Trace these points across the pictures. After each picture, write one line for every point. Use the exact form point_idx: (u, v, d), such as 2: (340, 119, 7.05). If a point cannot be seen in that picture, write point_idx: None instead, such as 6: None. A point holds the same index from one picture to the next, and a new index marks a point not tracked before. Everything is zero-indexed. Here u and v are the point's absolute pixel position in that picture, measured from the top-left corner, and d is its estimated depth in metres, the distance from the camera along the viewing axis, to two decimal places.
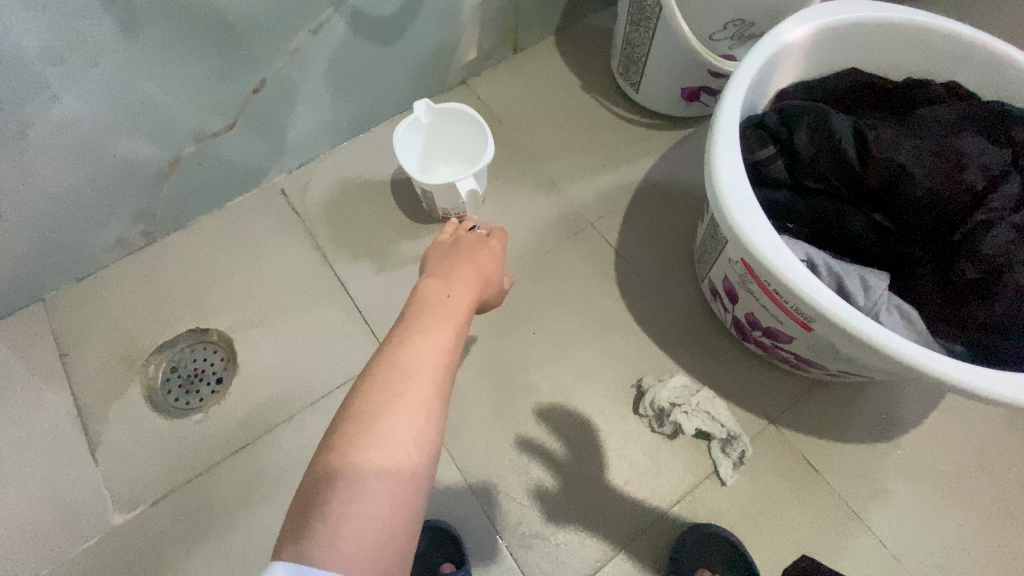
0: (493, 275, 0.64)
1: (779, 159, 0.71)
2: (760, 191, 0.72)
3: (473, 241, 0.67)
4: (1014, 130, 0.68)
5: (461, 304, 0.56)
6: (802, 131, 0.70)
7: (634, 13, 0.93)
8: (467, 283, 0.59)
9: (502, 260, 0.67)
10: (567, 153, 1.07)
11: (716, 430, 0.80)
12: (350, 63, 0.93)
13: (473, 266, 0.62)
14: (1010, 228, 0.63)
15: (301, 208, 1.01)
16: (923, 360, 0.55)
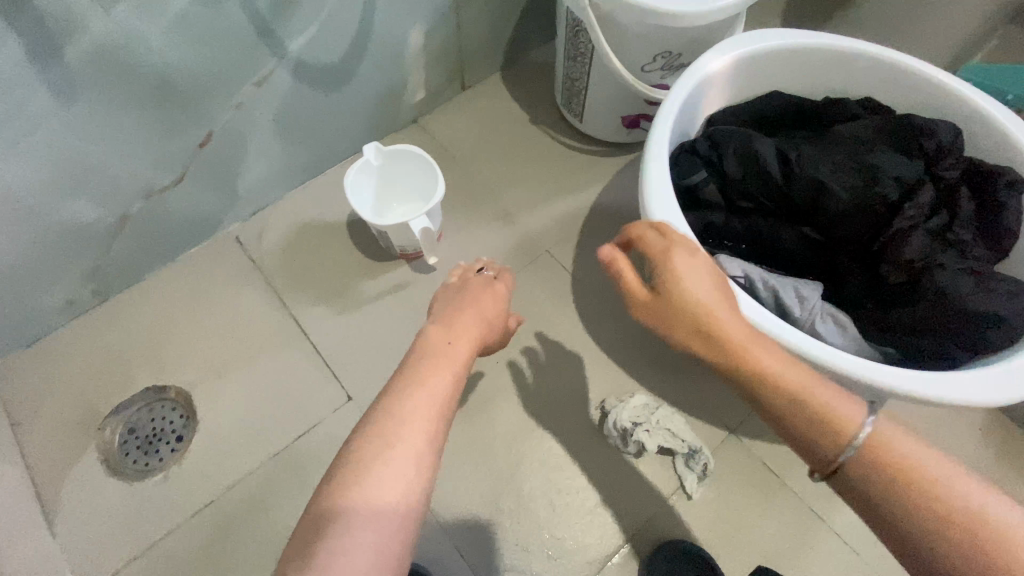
0: (497, 318, 0.66)
1: (711, 182, 0.75)
2: (696, 213, 0.76)
3: (479, 284, 0.69)
4: (925, 140, 0.72)
5: (461, 348, 0.58)
6: (730, 155, 0.74)
7: (570, 50, 0.98)
8: (468, 329, 0.60)
9: (506, 302, 0.68)
10: (520, 184, 1.10)
11: (678, 445, 0.82)
12: (297, 112, 0.94)
13: (476, 308, 0.64)
14: (926, 234, 0.66)
15: (257, 255, 1.01)
16: (850, 366, 0.58)
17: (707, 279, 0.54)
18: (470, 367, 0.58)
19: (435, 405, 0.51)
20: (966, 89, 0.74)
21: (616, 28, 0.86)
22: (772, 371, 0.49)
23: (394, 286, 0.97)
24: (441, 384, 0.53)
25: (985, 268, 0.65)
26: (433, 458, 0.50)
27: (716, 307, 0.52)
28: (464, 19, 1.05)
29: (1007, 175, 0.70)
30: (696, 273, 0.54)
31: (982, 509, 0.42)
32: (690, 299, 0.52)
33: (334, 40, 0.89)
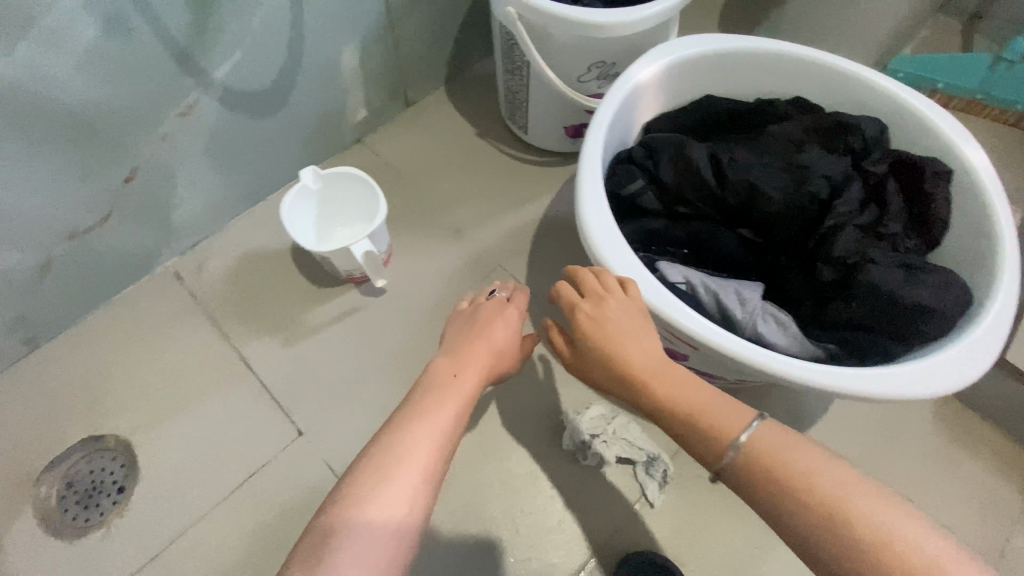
0: (508, 344, 0.67)
1: (649, 190, 0.75)
2: (636, 221, 0.76)
3: (493, 309, 0.70)
4: (852, 137, 0.73)
5: (469, 377, 0.60)
6: (665, 162, 0.74)
7: (507, 63, 0.97)
8: (478, 358, 0.62)
9: (518, 327, 0.69)
10: (470, 199, 1.08)
11: (636, 454, 0.82)
12: (230, 141, 0.91)
13: (487, 335, 0.65)
14: (856, 230, 0.68)
15: (198, 290, 0.97)
16: (785, 368, 0.58)
17: (610, 325, 0.58)
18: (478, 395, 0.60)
19: (440, 431, 0.54)
20: (888, 83, 0.75)
21: (547, 41, 0.86)
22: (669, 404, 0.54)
23: (343, 312, 0.94)
24: (449, 411, 0.56)
25: (914, 260, 0.67)
26: (435, 478, 0.52)
27: (619, 354, 0.56)
28: (400, 36, 1.04)
29: (932, 165, 0.71)
30: (601, 323, 0.58)
31: (859, 517, 0.42)
32: (595, 348, 0.58)
33: (262, 65, 0.86)
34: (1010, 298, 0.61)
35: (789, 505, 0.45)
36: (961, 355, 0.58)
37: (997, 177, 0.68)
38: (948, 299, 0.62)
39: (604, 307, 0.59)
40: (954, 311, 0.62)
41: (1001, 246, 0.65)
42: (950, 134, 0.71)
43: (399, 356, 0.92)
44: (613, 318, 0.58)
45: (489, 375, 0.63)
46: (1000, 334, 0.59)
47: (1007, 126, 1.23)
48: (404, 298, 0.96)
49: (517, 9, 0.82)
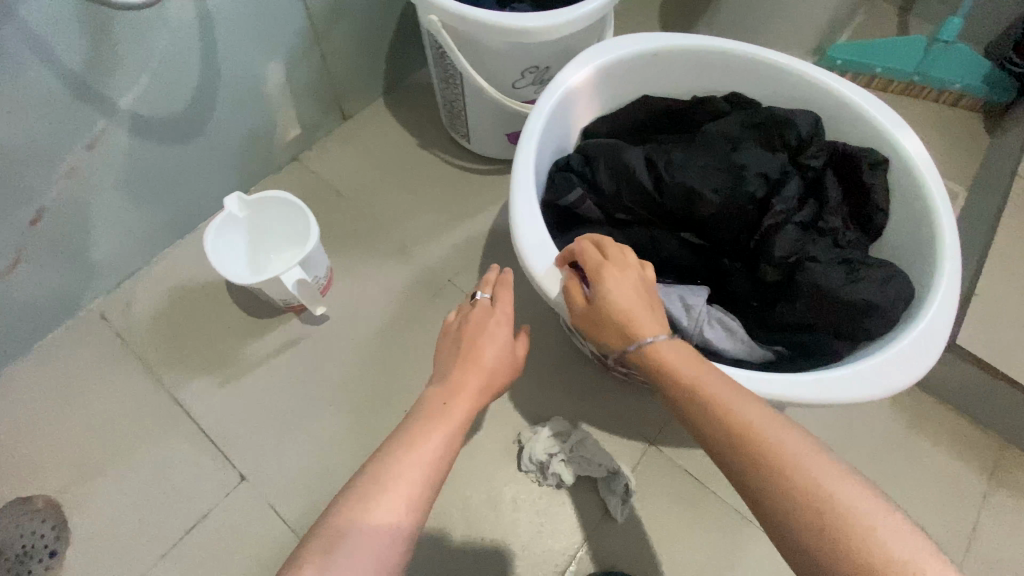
0: (504, 357, 0.60)
1: (588, 198, 0.73)
2: (577, 231, 0.74)
3: (478, 318, 0.61)
4: (787, 133, 0.72)
5: (461, 404, 0.55)
6: (602, 169, 0.72)
7: (440, 72, 0.93)
8: (469, 379, 0.56)
9: (508, 334, 0.60)
10: (414, 213, 1.04)
11: (596, 470, 0.79)
12: (148, 171, 0.86)
13: (477, 353, 0.58)
14: (796, 228, 0.67)
15: (127, 331, 0.91)
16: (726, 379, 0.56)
17: (629, 289, 0.53)
18: (473, 420, 0.55)
19: (424, 466, 0.50)
20: (820, 75, 0.74)
21: (476, 48, 0.82)
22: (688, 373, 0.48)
23: (285, 343, 0.90)
24: (436, 442, 0.52)
25: (856, 254, 0.66)
26: (426, 499, 0.49)
27: (643, 321, 0.51)
28: (328, 49, 0.99)
29: (869, 156, 0.70)
30: (625, 287, 0.53)
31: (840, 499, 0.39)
32: (619, 313, 0.52)
33: (174, 88, 0.81)
34: (952, 288, 0.60)
35: (783, 493, 0.40)
36: (909, 349, 0.57)
37: (933, 164, 0.68)
38: (890, 294, 0.61)
39: (624, 272, 0.54)
40: (897, 304, 0.61)
41: (940, 234, 0.64)
42: (884, 122, 0.70)
43: (346, 385, 0.88)
44: (633, 285, 0.53)
45: (488, 394, 0.58)
46: (944, 326, 0.58)
47: (945, 106, 1.25)
48: (350, 324, 0.92)
49: (441, 17, 0.78)
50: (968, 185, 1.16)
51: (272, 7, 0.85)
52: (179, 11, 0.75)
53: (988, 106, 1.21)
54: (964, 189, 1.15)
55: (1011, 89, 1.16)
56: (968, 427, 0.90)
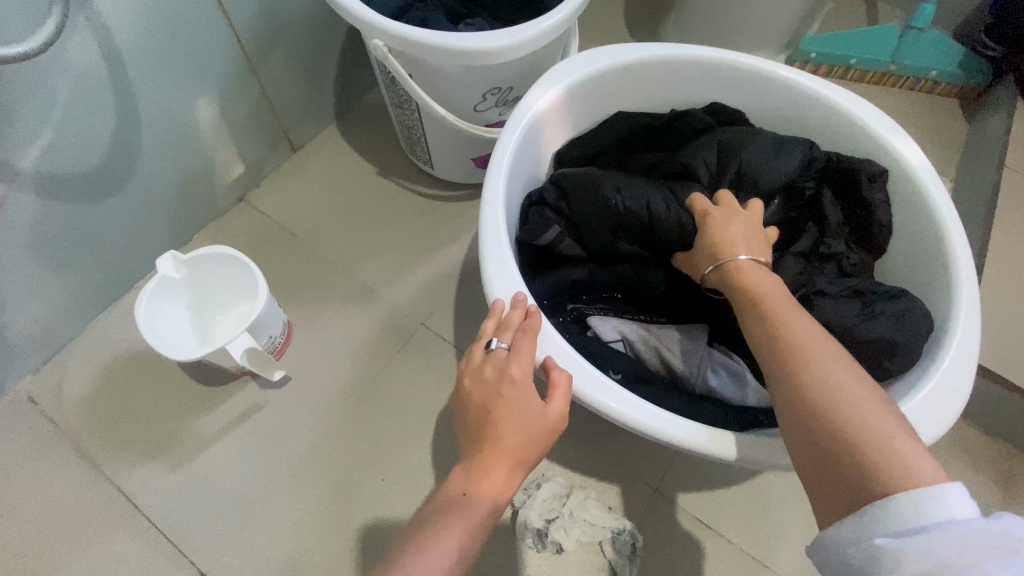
0: (535, 425, 0.47)
1: (566, 237, 0.66)
2: (557, 274, 0.67)
3: (491, 377, 0.49)
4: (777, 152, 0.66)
5: (486, 494, 0.44)
6: (578, 203, 0.64)
7: (393, 97, 0.84)
8: (488, 466, 0.45)
9: (528, 401, 0.47)
10: (378, 249, 0.94)
11: (598, 532, 0.72)
12: (66, 233, 0.75)
13: (496, 431, 0.46)
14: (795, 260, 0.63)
15: (60, 414, 0.81)
16: (732, 450, 0.50)
17: (732, 221, 0.55)
18: (500, 512, 0.46)
19: (444, 574, 0.41)
20: (808, 81, 0.68)
21: (429, 72, 0.74)
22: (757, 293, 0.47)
23: (243, 413, 0.81)
24: (449, 543, 0.42)
25: (867, 284, 0.60)
26: None
27: (739, 246, 0.53)
28: (266, 76, 0.89)
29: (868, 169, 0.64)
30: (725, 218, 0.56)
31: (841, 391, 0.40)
32: (714, 238, 0.54)
33: (89, 142, 0.71)
34: (972, 318, 0.54)
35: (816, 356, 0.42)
36: (935, 395, 0.50)
37: (936, 173, 0.62)
38: (908, 328, 0.55)
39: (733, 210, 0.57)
40: (917, 339, 0.55)
41: (953, 254, 0.58)
42: (881, 130, 0.64)
43: (315, 454, 0.79)
44: (739, 221, 0.55)
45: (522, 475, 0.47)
46: (970, 364, 0.52)
47: (922, 93, 1.21)
48: (314, 383, 0.83)
49: (385, 41, 0.69)
50: (952, 176, 1.12)
51: (193, 39, 0.76)
52: (80, 54, 0.65)
53: (965, 91, 1.17)
54: (949, 180, 1.11)
55: (987, 73, 1.12)
56: (972, 437, 0.87)
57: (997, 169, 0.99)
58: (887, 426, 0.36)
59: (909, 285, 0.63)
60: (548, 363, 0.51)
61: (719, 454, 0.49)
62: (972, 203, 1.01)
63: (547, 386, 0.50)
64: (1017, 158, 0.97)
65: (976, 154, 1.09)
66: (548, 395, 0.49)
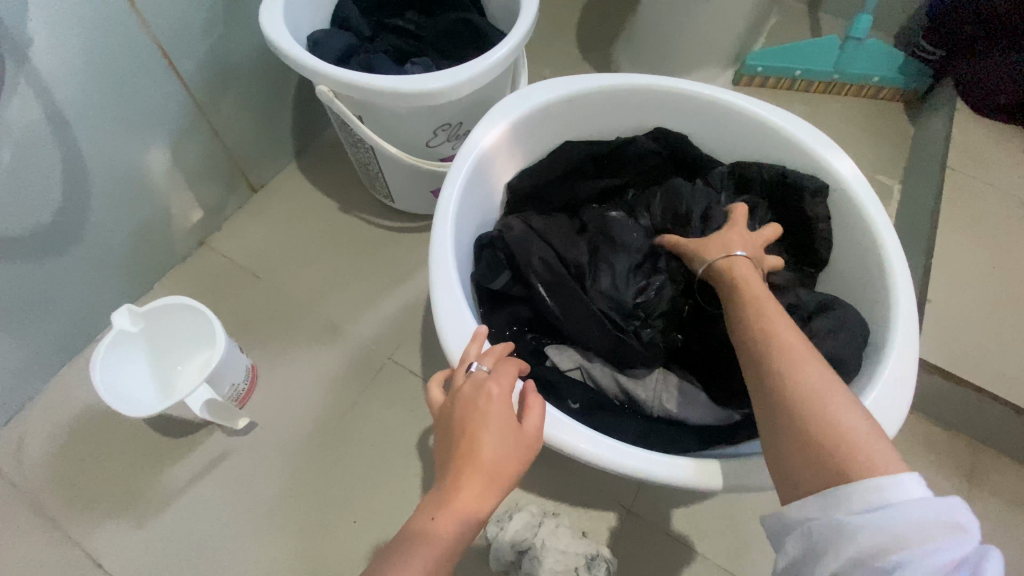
0: (514, 442, 0.44)
1: (515, 285, 0.67)
2: (508, 318, 0.68)
3: (467, 395, 0.46)
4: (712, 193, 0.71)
5: (459, 515, 0.40)
6: (528, 257, 0.66)
7: (347, 137, 0.85)
8: (465, 485, 0.41)
9: (507, 418, 0.45)
10: (342, 286, 0.94)
11: (573, 559, 0.70)
12: (18, 293, 0.74)
13: (474, 446, 0.43)
14: None
15: (19, 477, 0.79)
16: (690, 475, 0.50)
17: (748, 235, 0.59)
18: (472, 537, 0.41)
19: None
20: (740, 99, 0.70)
21: (378, 113, 0.75)
22: (768, 299, 0.48)
23: (209, 464, 0.80)
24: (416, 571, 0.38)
25: (800, 303, 0.63)
26: None
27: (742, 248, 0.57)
28: (220, 120, 0.89)
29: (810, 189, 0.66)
30: (736, 231, 0.59)
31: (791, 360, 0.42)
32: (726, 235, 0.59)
33: (35, 200, 0.71)
34: (910, 327, 0.56)
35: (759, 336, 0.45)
36: (879, 406, 0.52)
37: (869, 185, 0.64)
38: (846, 341, 0.57)
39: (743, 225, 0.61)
40: (857, 349, 0.57)
41: (889, 260, 0.59)
42: (814, 145, 0.66)
43: (286, 500, 0.78)
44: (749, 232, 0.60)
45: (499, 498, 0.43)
46: (912, 369, 0.53)
47: (867, 99, 1.25)
48: (281, 426, 0.83)
49: (331, 87, 0.70)
50: (900, 178, 1.16)
51: (140, 91, 0.76)
52: (21, 116, 0.66)
53: (908, 95, 1.22)
54: (897, 182, 1.15)
55: (927, 76, 1.17)
56: (935, 435, 0.89)
57: (939, 169, 1.03)
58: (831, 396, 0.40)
59: (852, 294, 0.65)
60: (525, 386, 0.49)
61: (676, 479, 0.50)
62: (918, 205, 1.05)
63: (522, 407, 0.48)
64: (957, 158, 1.01)
65: (921, 155, 1.13)
66: (522, 414, 0.47)
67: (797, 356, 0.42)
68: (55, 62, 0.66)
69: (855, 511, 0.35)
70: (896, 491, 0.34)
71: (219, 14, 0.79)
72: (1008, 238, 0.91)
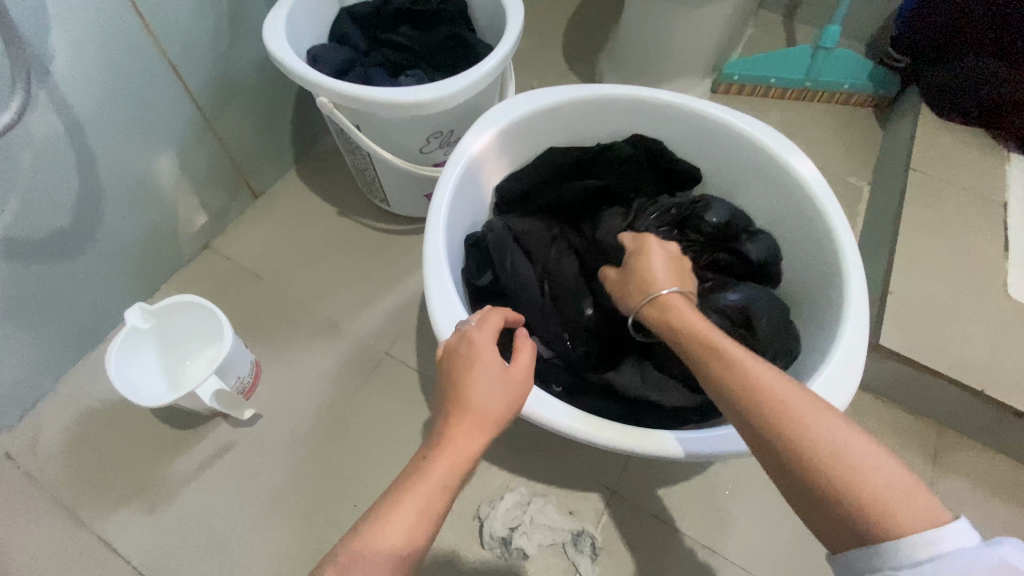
0: (500, 380, 0.48)
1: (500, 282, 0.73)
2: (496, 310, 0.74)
3: (456, 347, 0.51)
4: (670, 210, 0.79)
5: (448, 453, 0.44)
6: (510, 255, 0.71)
7: (345, 145, 0.90)
8: (457, 423, 0.45)
9: (493, 361, 0.49)
10: (340, 285, 0.99)
11: (559, 535, 0.78)
12: (36, 293, 0.79)
13: (463, 388, 0.47)
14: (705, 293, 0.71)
15: (36, 468, 0.83)
16: (661, 444, 0.54)
17: (661, 254, 0.56)
18: (466, 477, 0.44)
19: (412, 529, 0.40)
20: (709, 108, 0.75)
21: (375, 122, 0.80)
22: (725, 342, 0.45)
23: (216, 453, 0.85)
24: (413, 503, 0.41)
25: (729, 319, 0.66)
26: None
27: (665, 282, 0.53)
28: (224, 129, 0.94)
29: (741, 227, 0.77)
30: (653, 257, 0.56)
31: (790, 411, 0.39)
32: (645, 274, 0.55)
33: (52, 204, 0.75)
34: (861, 313, 0.61)
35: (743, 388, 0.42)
36: (831, 385, 0.57)
37: (828, 185, 0.69)
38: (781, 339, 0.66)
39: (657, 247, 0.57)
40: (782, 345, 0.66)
41: (843, 255, 0.65)
42: (777, 149, 0.72)
43: (290, 486, 0.83)
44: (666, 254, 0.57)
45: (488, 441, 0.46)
46: (862, 352, 0.59)
47: (839, 105, 1.32)
48: (285, 417, 0.88)
49: (331, 98, 0.76)
50: (869, 179, 1.22)
51: (150, 102, 0.81)
52: (41, 126, 0.70)
53: (877, 100, 1.28)
54: (866, 183, 1.21)
55: (893, 83, 1.24)
56: (900, 419, 0.95)
57: (903, 170, 1.10)
58: (843, 442, 0.37)
59: (812, 283, 0.71)
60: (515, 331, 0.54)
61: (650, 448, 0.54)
62: (884, 204, 1.11)
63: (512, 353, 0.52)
64: (920, 160, 1.07)
65: (887, 157, 1.20)
66: (512, 356, 0.51)
67: (796, 414, 0.39)
68: (73, 77, 0.71)
69: (908, 567, 0.33)
70: (947, 541, 0.33)
71: (224, 30, 0.85)
72: (966, 235, 0.98)
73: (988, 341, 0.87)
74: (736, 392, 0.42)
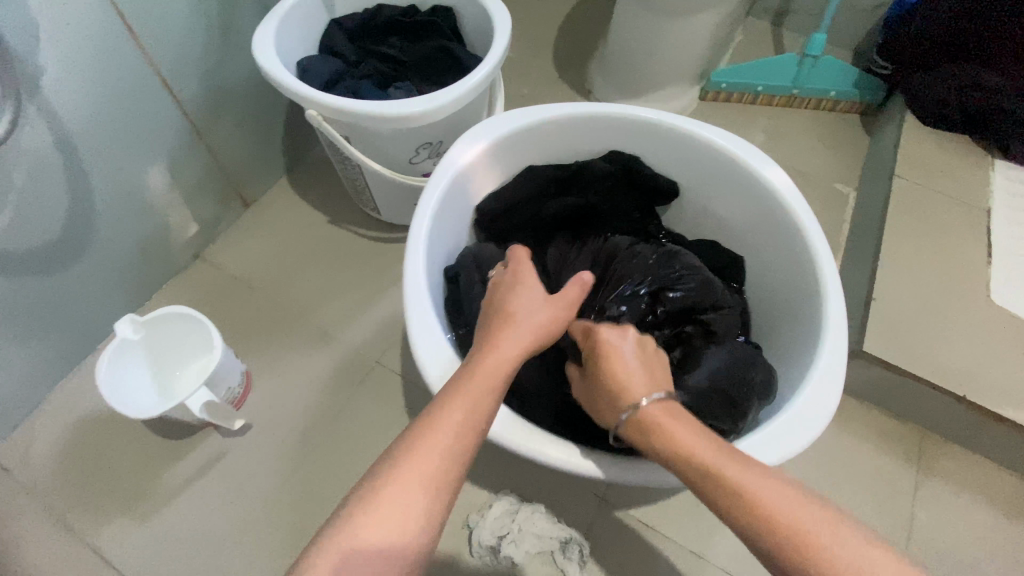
0: (539, 305, 0.54)
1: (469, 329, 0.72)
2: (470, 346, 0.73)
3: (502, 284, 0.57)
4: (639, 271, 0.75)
5: (498, 354, 0.49)
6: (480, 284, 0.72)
7: (336, 155, 0.91)
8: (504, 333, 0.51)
9: (536, 290, 0.56)
10: (331, 294, 1.00)
11: (547, 542, 0.78)
12: (28, 304, 0.79)
13: (507, 310, 0.53)
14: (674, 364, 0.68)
15: (28, 478, 0.83)
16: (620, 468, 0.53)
17: (628, 351, 0.53)
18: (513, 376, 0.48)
19: (467, 410, 0.44)
20: (684, 123, 0.76)
21: (364, 134, 0.81)
22: (720, 462, 0.43)
23: (208, 463, 0.85)
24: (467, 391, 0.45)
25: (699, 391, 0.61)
26: (462, 448, 0.42)
27: (638, 388, 0.50)
28: (216, 140, 0.95)
29: (713, 299, 0.72)
30: (618, 359, 0.52)
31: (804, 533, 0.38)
32: (612, 381, 0.51)
33: (42, 217, 0.76)
34: (841, 315, 0.63)
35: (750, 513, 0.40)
36: (816, 390, 0.58)
37: (801, 196, 0.70)
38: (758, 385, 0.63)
39: (622, 343, 0.53)
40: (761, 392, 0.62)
41: (819, 266, 0.66)
42: (752, 161, 0.73)
43: (282, 495, 0.83)
44: (629, 349, 0.53)
45: (530, 354, 0.51)
46: (843, 354, 0.60)
47: (826, 112, 1.34)
48: (276, 426, 0.88)
49: (319, 111, 0.76)
50: (856, 185, 1.24)
51: (141, 115, 0.82)
52: (32, 140, 0.71)
53: (863, 107, 1.30)
54: (852, 189, 1.23)
55: (880, 88, 1.26)
56: (886, 423, 0.96)
57: (888, 177, 1.11)
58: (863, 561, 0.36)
59: (791, 289, 0.72)
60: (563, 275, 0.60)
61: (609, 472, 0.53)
62: (869, 211, 1.13)
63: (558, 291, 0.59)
64: (905, 167, 1.09)
65: (873, 164, 1.21)
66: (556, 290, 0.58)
67: (812, 536, 0.38)
68: (64, 92, 0.71)
69: None
70: None
71: (214, 43, 0.86)
72: (950, 240, 0.99)
73: (970, 346, 0.89)
74: (745, 518, 0.40)
